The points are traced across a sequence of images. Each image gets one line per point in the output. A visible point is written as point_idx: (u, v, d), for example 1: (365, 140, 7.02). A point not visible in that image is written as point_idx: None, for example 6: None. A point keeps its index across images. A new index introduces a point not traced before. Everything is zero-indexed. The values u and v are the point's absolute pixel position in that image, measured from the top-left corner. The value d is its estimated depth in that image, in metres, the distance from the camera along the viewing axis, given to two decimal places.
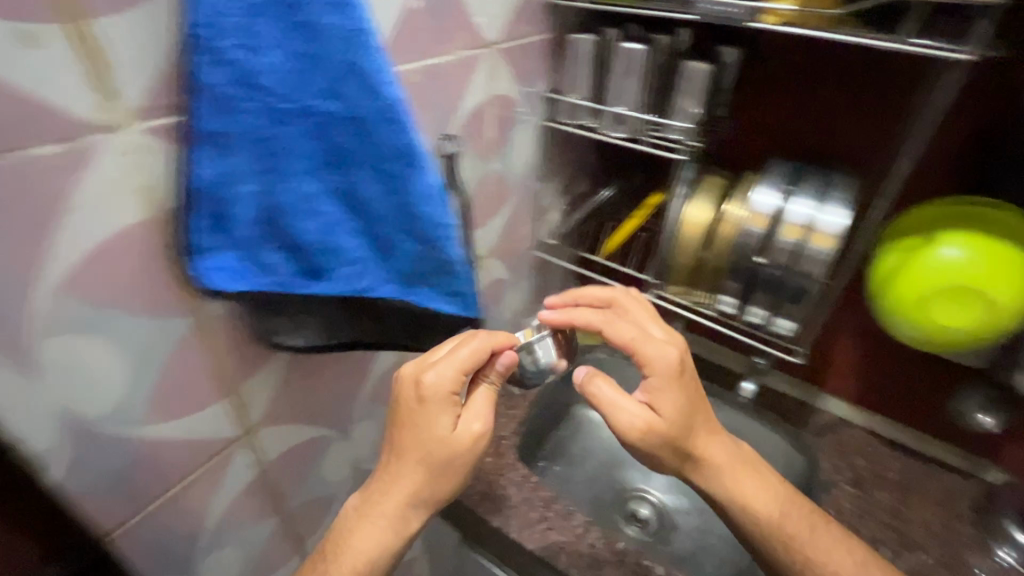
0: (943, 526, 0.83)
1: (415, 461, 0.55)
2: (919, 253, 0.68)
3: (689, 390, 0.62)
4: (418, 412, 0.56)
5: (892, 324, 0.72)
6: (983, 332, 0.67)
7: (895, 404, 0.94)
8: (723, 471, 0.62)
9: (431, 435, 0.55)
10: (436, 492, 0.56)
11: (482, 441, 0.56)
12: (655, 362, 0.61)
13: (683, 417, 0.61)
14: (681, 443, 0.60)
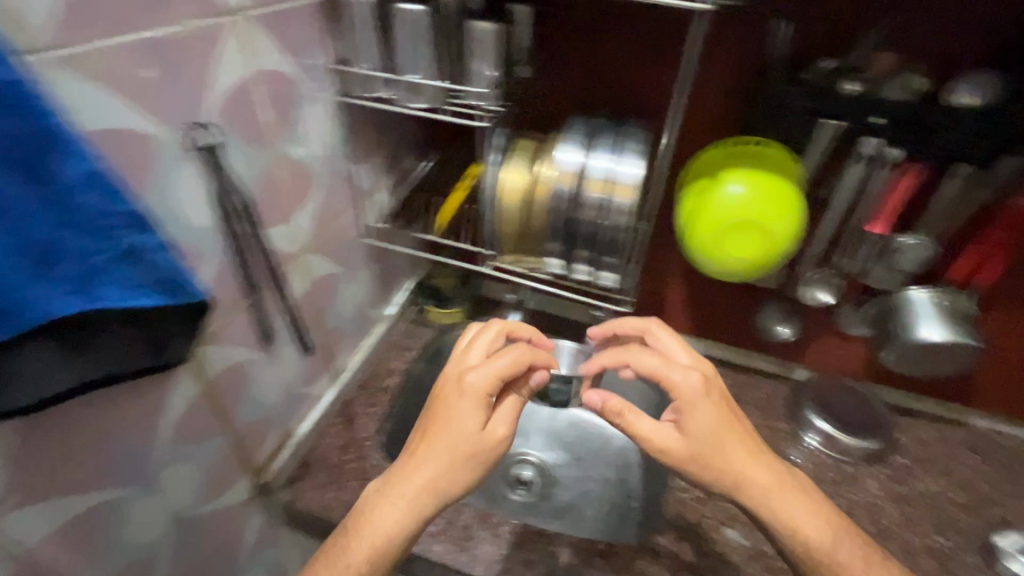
0: (764, 427, 0.96)
1: (445, 452, 0.58)
2: (712, 193, 0.75)
3: (723, 414, 0.62)
4: (452, 402, 0.61)
5: (700, 262, 0.78)
6: (768, 257, 0.75)
7: (720, 330, 1.05)
8: (766, 493, 0.60)
9: (459, 426, 0.59)
10: (457, 483, 0.58)
11: (501, 442, 0.60)
12: (681, 384, 0.63)
13: (717, 444, 0.60)
14: (711, 460, 0.60)
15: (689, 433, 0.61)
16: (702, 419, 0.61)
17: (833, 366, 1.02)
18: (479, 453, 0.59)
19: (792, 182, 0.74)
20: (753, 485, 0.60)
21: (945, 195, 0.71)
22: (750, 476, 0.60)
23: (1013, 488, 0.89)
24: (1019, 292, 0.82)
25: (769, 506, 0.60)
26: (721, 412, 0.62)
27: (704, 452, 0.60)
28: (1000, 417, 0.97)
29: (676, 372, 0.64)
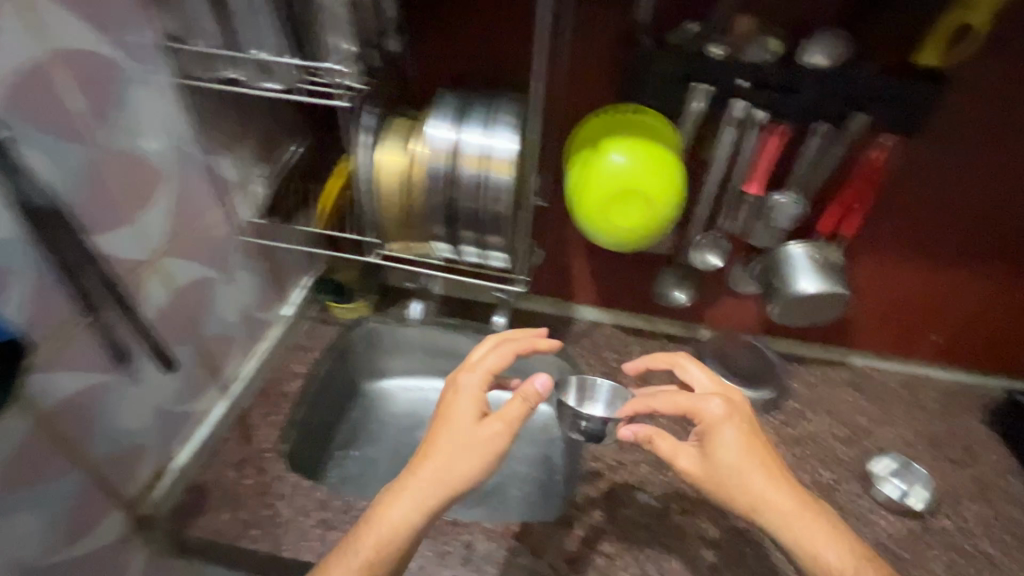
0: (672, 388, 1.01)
1: (452, 443, 0.62)
2: (596, 165, 0.74)
3: (744, 441, 0.64)
4: (451, 401, 0.66)
5: (593, 236, 0.78)
6: (655, 225, 0.76)
7: (624, 299, 1.08)
8: (788, 517, 0.61)
9: (459, 422, 0.64)
10: (463, 470, 0.61)
11: (500, 431, 0.63)
12: (703, 409, 0.66)
13: (737, 470, 0.62)
14: (728, 487, 0.62)
15: (710, 457, 0.64)
16: (725, 444, 0.63)
17: (731, 323, 1.07)
18: (479, 439, 0.62)
19: (669, 147, 0.75)
20: (771, 510, 0.61)
21: (807, 153, 0.75)
22: (769, 503, 0.61)
23: (886, 417, 0.99)
24: (878, 240, 0.89)
25: (791, 532, 0.61)
26: (743, 440, 0.64)
27: (724, 477, 0.62)
28: (874, 355, 1.06)
29: (699, 399, 0.67)
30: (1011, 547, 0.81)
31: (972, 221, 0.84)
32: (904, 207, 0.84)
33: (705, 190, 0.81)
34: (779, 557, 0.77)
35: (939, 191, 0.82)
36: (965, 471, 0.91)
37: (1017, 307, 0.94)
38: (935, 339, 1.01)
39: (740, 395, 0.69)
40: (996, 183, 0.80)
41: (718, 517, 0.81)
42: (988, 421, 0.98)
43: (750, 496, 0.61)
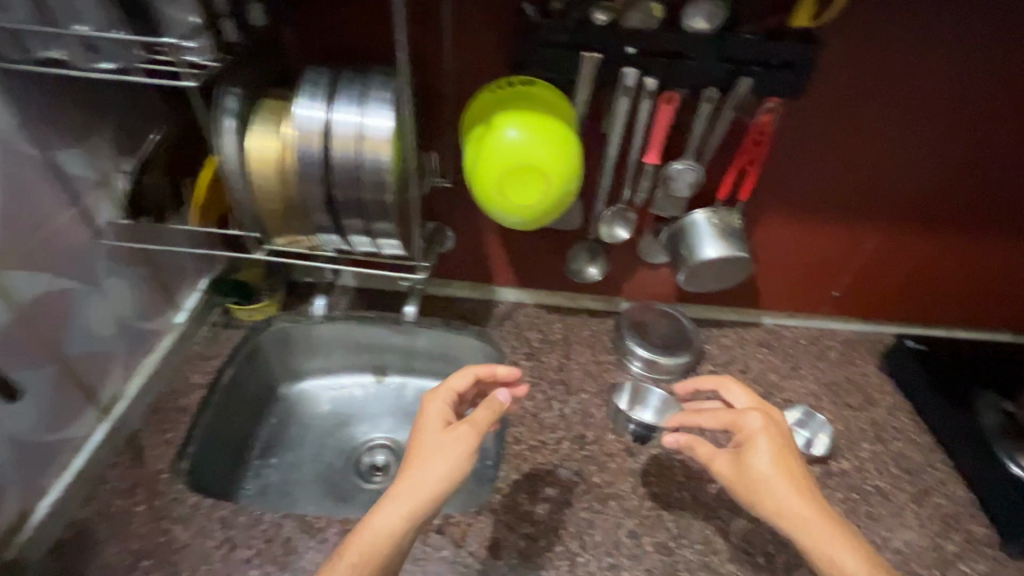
0: (594, 364, 1.02)
1: (427, 450, 0.67)
2: (491, 141, 0.71)
3: (778, 452, 0.65)
4: (424, 417, 0.73)
5: (494, 215, 0.75)
6: (554, 200, 0.74)
7: (543, 278, 1.07)
8: (812, 526, 0.60)
9: (434, 428, 0.70)
10: (440, 467, 0.64)
11: (467, 429, 0.68)
12: (742, 420, 0.69)
13: (772, 480, 0.63)
14: (760, 494, 0.63)
15: (743, 462, 0.66)
16: (760, 452, 0.65)
17: (649, 294, 1.09)
18: (449, 438, 0.67)
19: (561, 120, 0.73)
20: (797, 521, 0.61)
21: (697, 120, 0.75)
22: (797, 514, 0.61)
23: (794, 372, 1.04)
24: (775, 202, 0.91)
25: (822, 547, 0.59)
26: (776, 449, 0.65)
27: (758, 482, 0.63)
28: (782, 313, 1.11)
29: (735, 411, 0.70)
30: (902, 481, 0.87)
31: (856, 178, 0.88)
32: (794, 168, 0.87)
33: (604, 164, 0.80)
34: (696, 518, 0.79)
35: (824, 150, 0.85)
36: (863, 415, 0.97)
37: (903, 257, 1.00)
38: (835, 294, 1.07)
39: (778, 411, 0.71)
40: (874, 139, 0.84)
41: (639, 487, 0.82)
42: (884, 366, 1.04)
43: (779, 504, 0.62)
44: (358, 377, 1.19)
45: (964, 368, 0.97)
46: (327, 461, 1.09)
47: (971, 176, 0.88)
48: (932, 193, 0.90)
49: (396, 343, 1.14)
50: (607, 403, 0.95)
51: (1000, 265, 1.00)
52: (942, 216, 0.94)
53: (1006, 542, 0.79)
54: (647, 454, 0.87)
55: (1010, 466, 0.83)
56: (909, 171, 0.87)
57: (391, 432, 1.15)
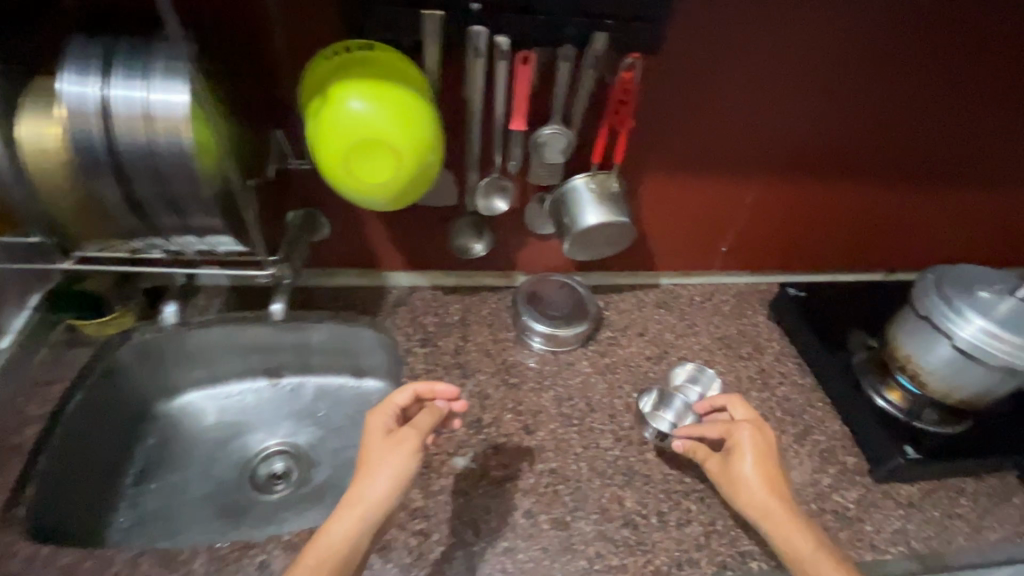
0: (493, 343, 0.99)
1: (373, 461, 0.70)
2: (332, 114, 0.64)
3: (763, 465, 0.72)
4: (369, 429, 0.74)
5: (350, 197, 0.69)
6: (412, 179, 0.68)
7: (433, 257, 1.01)
8: (778, 519, 0.68)
9: (380, 438, 0.73)
10: (391, 473, 0.68)
11: (411, 436, 0.71)
12: (733, 429, 0.76)
13: (752, 482, 0.71)
14: (740, 494, 0.72)
15: (731, 466, 0.74)
16: (745, 458, 0.73)
17: (546, 265, 1.06)
18: (394, 444, 0.71)
19: (409, 89, 0.66)
20: (768, 520, 0.69)
21: (558, 81, 0.71)
22: (770, 514, 0.69)
23: (689, 329, 1.05)
24: (655, 160, 0.89)
25: (792, 545, 0.67)
26: (761, 459, 0.72)
27: (739, 484, 0.72)
28: (678, 273, 1.12)
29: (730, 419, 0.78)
30: (785, 423, 0.91)
31: (729, 130, 0.88)
32: (667, 123, 0.85)
33: (470, 132, 0.75)
34: (591, 488, 0.79)
35: (694, 102, 0.83)
36: (753, 364, 1.00)
37: (782, 209, 1.02)
38: (723, 249, 1.08)
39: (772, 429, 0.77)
40: (741, 88, 0.83)
41: (535, 465, 0.81)
42: (771, 315, 1.08)
43: (758, 503, 0.70)
44: (249, 383, 1.10)
45: (838, 311, 1.02)
46: (218, 478, 1.00)
47: (836, 123, 0.90)
48: (801, 142, 0.91)
49: (286, 342, 1.06)
50: (505, 381, 0.93)
51: (870, 209, 1.05)
52: (813, 165, 0.95)
53: (873, 468, 0.84)
54: (544, 430, 0.86)
55: (875, 399, 0.89)
56: (777, 120, 0.88)
57: (289, 437, 1.08)
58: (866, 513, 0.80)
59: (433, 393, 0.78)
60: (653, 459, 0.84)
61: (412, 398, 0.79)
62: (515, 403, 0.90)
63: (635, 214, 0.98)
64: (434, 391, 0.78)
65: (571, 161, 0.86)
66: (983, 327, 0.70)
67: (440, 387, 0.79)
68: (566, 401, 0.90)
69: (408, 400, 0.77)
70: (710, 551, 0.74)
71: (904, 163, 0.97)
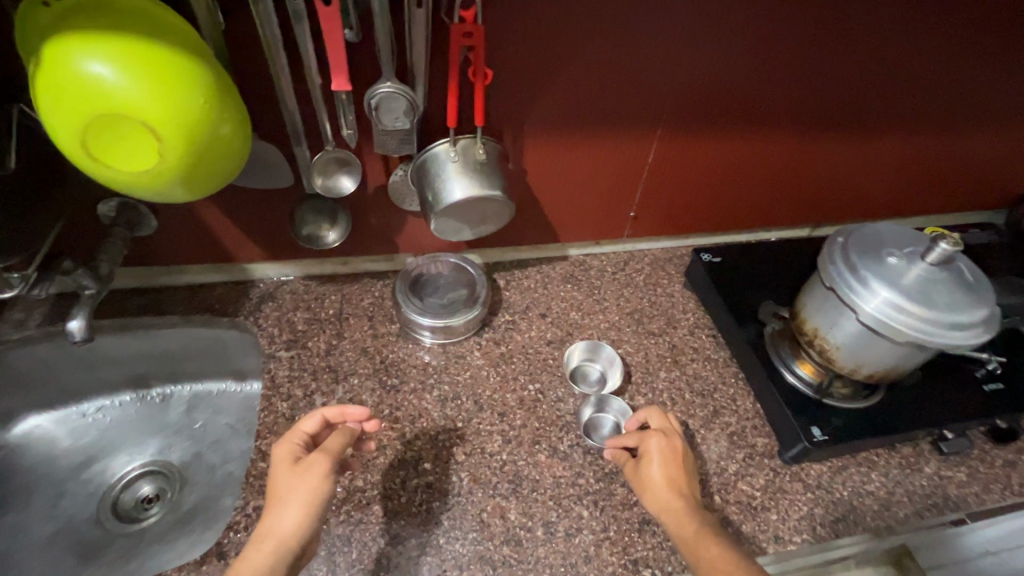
0: (372, 339, 0.87)
1: (277, 495, 0.58)
2: (54, 84, 0.48)
3: (670, 469, 0.64)
4: (278, 459, 0.62)
5: (119, 189, 0.55)
6: (192, 163, 0.54)
7: (295, 245, 0.87)
8: (683, 515, 0.60)
9: (288, 465, 0.61)
10: (303, 501, 0.57)
11: (321, 459, 0.60)
12: (645, 433, 0.68)
13: (655, 482, 0.64)
14: (649, 494, 0.64)
15: (638, 468, 0.67)
16: (653, 459, 0.65)
17: (433, 246, 0.93)
18: (304, 470, 0.59)
19: (157, 46, 0.50)
20: (667, 516, 0.61)
21: (379, 29, 0.57)
22: (669, 509, 0.61)
23: (598, 306, 0.95)
24: (534, 119, 0.77)
25: (686, 537, 0.58)
26: (668, 461, 0.65)
27: (647, 484, 0.64)
28: (587, 243, 1.00)
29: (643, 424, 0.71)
30: (694, 406, 0.83)
31: (620, 77, 0.74)
32: (542, 74, 0.71)
33: (282, 97, 0.60)
34: (471, 501, 0.71)
35: (571, 47, 0.69)
36: (664, 341, 0.91)
37: (692, 166, 0.91)
38: (632, 215, 0.97)
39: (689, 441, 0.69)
40: (631, 24, 0.69)
41: (410, 479, 0.72)
42: (687, 284, 0.99)
43: (661, 500, 0.62)
44: (108, 399, 0.95)
45: (752, 275, 0.94)
46: (68, 514, 0.87)
47: (749, 64, 0.77)
48: (708, 87, 0.79)
49: (143, 350, 0.92)
50: (382, 384, 0.81)
51: (789, 162, 0.95)
52: (724, 114, 0.83)
53: (782, 450, 0.78)
54: (423, 438, 0.76)
55: (785, 374, 0.82)
56: (679, 63, 0.74)
57: (157, 456, 0.95)
58: (771, 500, 0.75)
59: (344, 417, 0.68)
60: (545, 461, 0.75)
61: (323, 426, 0.68)
62: (392, 409, 0.79)
63: (523, 183, 0.86)
64: (344, 414, 0.68)
65: (430, 125, 0.72)
66: (889, 300, 0.63)
67: (351, 409, 0.69)
68: (452, 402, 0.80)
69: (317, 426, 0.66)
70: (599, 562, 0.67)
71: (826, 109, 0.86)
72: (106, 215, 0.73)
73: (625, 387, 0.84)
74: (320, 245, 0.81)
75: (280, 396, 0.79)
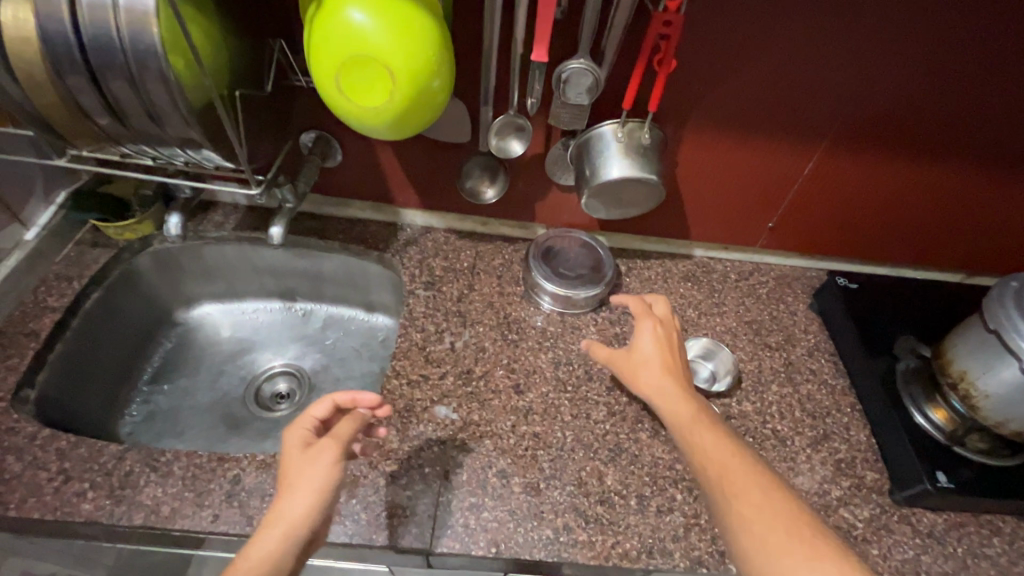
0: (498, 295, 0.94)
1: (288, 481, 0.59)
2: (329, 26, 0.58)
3: (664, 352, 0.75)
4: (289, 454, 0.62)
5: (349, 120, 0.65)
6: (413, 106, 0.63)
7: (447, 197, 0.96)
8: (668, 393, 0.70)
9: (295, 456, 0.62)
10: (314, 487, 0.59)
11: (330, 446, 0.62)
12: (642, 317, 0.79)
13: (650, 361, 0.74)
14: (636, 372, 0.74)
15: (633, 351, 0.77)
16: (646, 340, 0.76)
17: (568, 221, 0.99)
18: (315, 455, 0.61)
19: (410, 5, 0.59)
20: (659, 393, 0.71)
21: (590, 8, 0.62)
22: (661, 387, 0.71)
23: (716, 309, 0.95)
24: (702, 114, 0.79)
25: (676, 416, 0.67)
26: (662, 345, 0.76)
27: (638, 364, 0.75)
28: (715, 245, 1.01)
29: (647, 307, 0.81)
30: (803, 425, 0.82)
31: (801, 85, 0.74)
32: (721, 72, 0.73)
33: (487, 60, 0.67)
34: (572, 459, 0.76)
35: (759, 49, 0.71)
36: (779, 356, 0.90)
37: (849, 186, 0.88)
38: (770, 226, 0.96)
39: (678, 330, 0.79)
40: (829, 32, 0.69)
41: (519, 426, 0.78)
42: (814, 306, 0.96)
43: (653, 379, 0.72)
44: (264, 303, 1.10)
45: (892, 309, 0.90)
46: (223, 390, 1.03)
47: (943, 89, 0.74)
48: (892, 106, 0.76)
49: (301, 267, 1.03)
50: (503, 337, 0.88)
51: (960, 199, 0.89)
52: (898, 137, 0.80)
53: (895, 489, 0.76)
54: (535, 392, 0.82)
55: (914, 415, 0.79)
56: (867, 76, 0.73)
57: (294, 360, 1.09)
58: (875, 535, 0.72)
59: (355, 403, 0.69)
60: (645, 440, 0.78)
61: (334, 410, 0.69)
62: (510, 360, 0.85)
63: (671, 175, 0.88)
64: (356, 400, 0.69)
65: (602, 105, 0.77)
66: None
67: (362, 396, 0.70)
68: (564, 366, 0.86)
69: (327, 412, 0.67)
70: (686, 544, 0.69)
71: (1018, 150, 0.80)
72: (306, 144, 0.86)
73: (733, 392, 0.85)
74: (477, 200, 0.91)
75: (415, 327, 0.88)
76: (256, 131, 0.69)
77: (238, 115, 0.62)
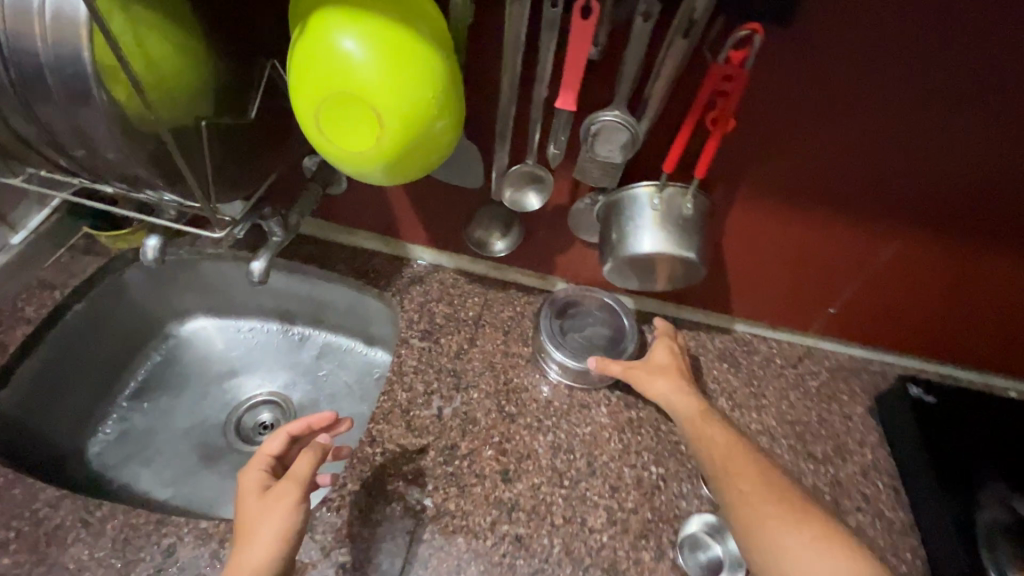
0: (501, 355, 0.82)
1: (247, 529, 0.54)
2: (314, 57, 0.49)
3: (678, 365, 0.74)
4: (243, 502, 0.57)
5: (334, 162, 0.55)
6: (405, 152, 0.53)
7: (457, 238, 0.86)
8: (687, 396, 0.69)
9: (250, 501, 0.56)
10: (274, 535, 0.53)
11: (290, 488, 0.56)
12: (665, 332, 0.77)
13: (665, 370, 0.73)
14: (650, 381, 0.71)
15: (649, 361, 0.74)
16: (661, 353, 0.74)
17: (590, 278, 0.86)
18: (274, 500, 0.55)
19: (408, 38, 0.49)
20: (675, 401, 0.69)
21: (631, 51, 0.50)
22: (679, 390, 0.70)
23: (754, 401, 0.80)
24: (762, 181, 0.65)
25: (687, 411, 0.68)
26: (675, 359, 0.74)
27: (655, 371, 0.72)
28: (760, 323, 0.86)
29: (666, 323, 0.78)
30: None
31: (891, 160, 0.60)
32: (792, 136, 0.60)
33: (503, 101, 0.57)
34: None
35: (842, 114, 0.57)
36: (825, 473, 0.75)
37: (937, 279, 0.72)
38: (831, 310, 0.81)
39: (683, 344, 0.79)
40: (936, 101, 0.55)
41: (500, 524, 0.67)
42: (875, 413, 0.80)
43: (673, 384, 0.71)
44: (260, 323, 1.02)
45: (978, 436, 0.73)
46: (203, 415, 0.97)
47: None
48: (1005, 194, 0.61)
49: (299, 292, 0.95)
50: (499, 408, 0.77)
51: None
52: (1006, 228, 0.65)
53: None
54: (525, 482, 0.70)
55: None
56: (977, 157, 0.59)
57: (283, 389, 1.01)
58: None
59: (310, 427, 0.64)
60: (648, 563, 0.66)
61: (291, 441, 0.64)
62: (502, 438, 0.74)
63: (716, 244, 0.74)
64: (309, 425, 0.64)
65: (640, 159, 0.64)
66: None
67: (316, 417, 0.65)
68: (564, 454, 0.74)
69: (283, 445, 0.63)
70: None
71: None
72: (309, 167, 0.77)
73: None
74: (486, 251, 0.82)
75: (402, 384, 0.78)
76: (234, 159, 0.61)
77: (205, 148, 0.54)
